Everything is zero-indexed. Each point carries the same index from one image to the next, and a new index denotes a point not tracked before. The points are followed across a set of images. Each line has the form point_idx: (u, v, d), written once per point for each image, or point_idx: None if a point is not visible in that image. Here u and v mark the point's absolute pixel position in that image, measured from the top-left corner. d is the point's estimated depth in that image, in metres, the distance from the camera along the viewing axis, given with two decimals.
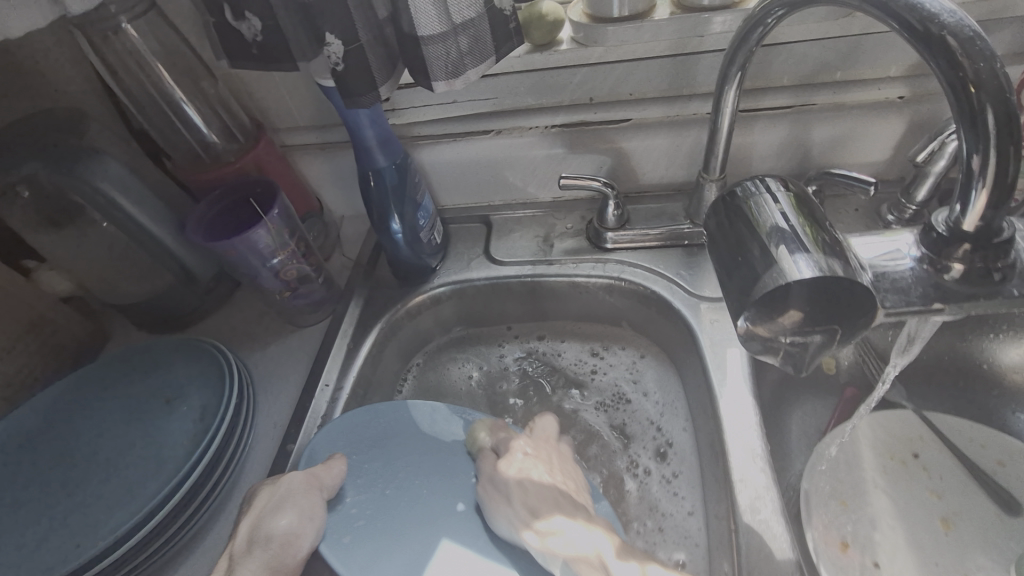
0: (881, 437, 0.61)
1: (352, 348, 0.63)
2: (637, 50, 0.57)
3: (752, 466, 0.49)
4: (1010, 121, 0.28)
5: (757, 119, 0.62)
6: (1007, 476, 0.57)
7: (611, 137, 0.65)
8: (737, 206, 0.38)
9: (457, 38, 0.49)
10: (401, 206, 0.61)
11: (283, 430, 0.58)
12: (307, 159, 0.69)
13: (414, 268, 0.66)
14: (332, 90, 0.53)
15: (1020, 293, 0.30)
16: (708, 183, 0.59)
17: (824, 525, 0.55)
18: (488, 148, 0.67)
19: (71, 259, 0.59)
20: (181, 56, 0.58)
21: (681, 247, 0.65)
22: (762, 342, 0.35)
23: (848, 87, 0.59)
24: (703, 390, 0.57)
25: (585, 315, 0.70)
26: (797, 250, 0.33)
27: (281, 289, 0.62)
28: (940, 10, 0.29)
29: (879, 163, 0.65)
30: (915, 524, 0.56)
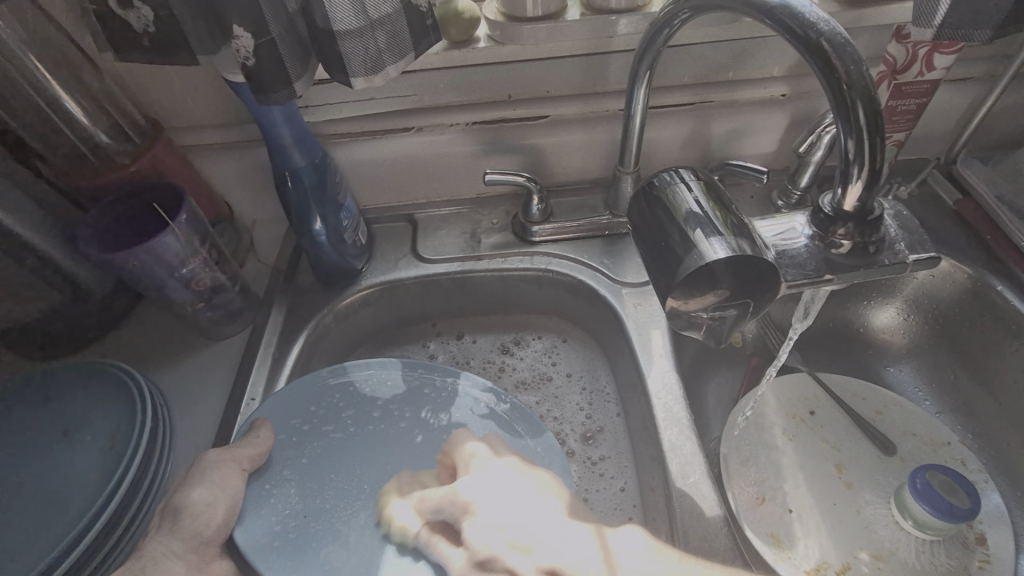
0: (784, 400, 0.68)
1: (278, 359, 0.60)
2: (552, 49, 0.60)
3: (679, 435, 0.53)
4: (877, 114, 0.32)
5: (663, 116, 0.67)
6: (884, 422, 0.66)
7: (532, 133, 0.67)
8: (656, 195, 0.41)
9: (375, 35, 0.48)
10: (321, 206, 0.59)
11: (206, 450, 0.54)
12: (212, 161, 0.65)
13: (339, 270, 0.64)
14: (241, 86, 0.50)
15: (891, 261, 0.35)
16: (624, 175, 0.63)
17: (742, 482, 0.61)
18: (409, 146, 0.66)
19: None
20: (56, 47, 0.52)
21: (603, 236, 0.69)
22: (685, 318, 0.38)
23: (739, 86, 0.65)
24: (631, 368, 0.60)
25: (507, 308, 0.71)
26: (712, 233, 0.36)
27: (191, 300, 0.57)
28: (817, 19, 0.33)
29: (769, 154, 0.73)
30: (817, 473, 0.63)
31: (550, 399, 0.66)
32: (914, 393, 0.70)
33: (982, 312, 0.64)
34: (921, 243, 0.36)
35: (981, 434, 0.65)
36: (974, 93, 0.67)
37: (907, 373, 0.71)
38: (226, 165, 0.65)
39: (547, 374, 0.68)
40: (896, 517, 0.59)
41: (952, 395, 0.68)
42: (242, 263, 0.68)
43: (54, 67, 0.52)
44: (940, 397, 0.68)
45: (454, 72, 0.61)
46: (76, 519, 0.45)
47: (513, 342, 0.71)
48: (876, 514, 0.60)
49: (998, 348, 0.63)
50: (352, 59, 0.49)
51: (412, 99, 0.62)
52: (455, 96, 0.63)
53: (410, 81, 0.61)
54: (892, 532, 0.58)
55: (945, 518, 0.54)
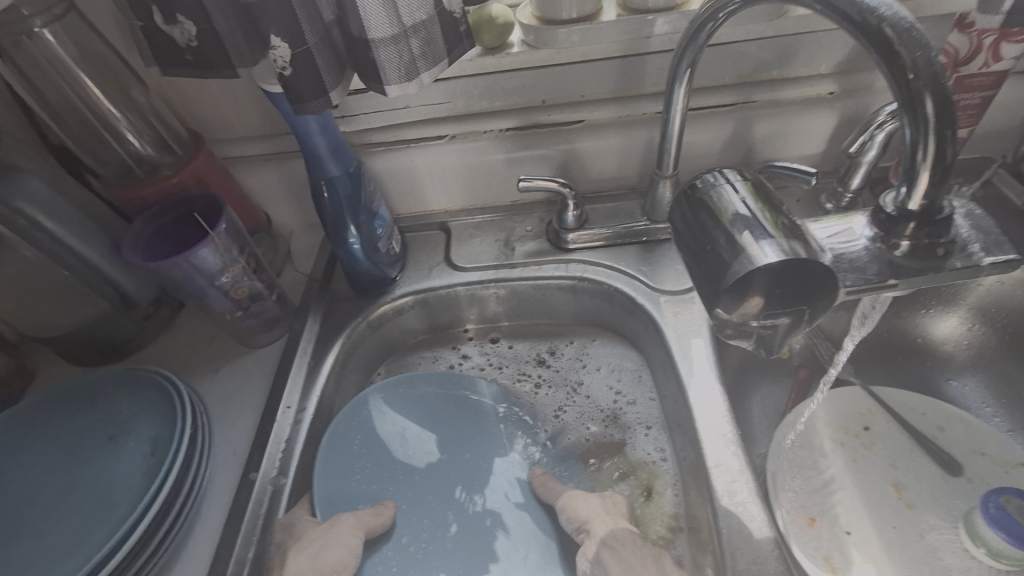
0: (837, 415, 0.64)
1: (313, 366, 0.60)
2: (587, 52, 0.59)
3: (725, 451, 0.50)
4: (947, 105, 0.30)
5: (702, 117, 0.65)
6: (947, 439, 0.62)
7: (565, 138, 0.65)
8: (699, 198, 0.39)
9: (410, 41, 0.48)
10: (356, 215, 0.59)
11: (243, 457, 0.54)
12: (251, 171, 0.66)
13: (373, 279, 0.64)
14: (278, 96, 0.51)
15: (963, 266, 0.32)
16: (662, 180, 0.61)
17: (792, 501, 0.57)
18: (442, 154, 0.66)
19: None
20: (105, 63, 0.54)
21: (640, 243, 0.67)
22: (733, 329, 0.36)
23: (784, 84, 0.63)
24: (671, 379, 0.58)
25: (542, 312, 0.69)
26: (762, 236, 0.34)
27: (231, 308, 0.58)
28: (878, 5, 0.31)
29: (816, 155, 0.69)
30: (872, 492, 0.59)
31: (588, 401, 0.63)
32: (981, 410, 0.65)
33: None
34: (999, 244, 0.33)
35: None
36: None
37: (972, 387, 0.66)
38: (265, 175, 0.66)
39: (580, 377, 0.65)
40: (966, 544, 0.54)
41: None
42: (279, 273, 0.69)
43: (101, 82, 0.54)
44: (1011, 413, 0.63)
45: (487, 78, 0.60)
46: (119, 523, 0.46)
47: (546, 348, 0.69)
48: (942, 540, 0.55)
49: None
50: (386, 65, 0.49)
51: (446, 106, 0.62)
52: (489, 102, 0.62)
53: (443, 88, 0.61)
54: (961, 560, 0.54)
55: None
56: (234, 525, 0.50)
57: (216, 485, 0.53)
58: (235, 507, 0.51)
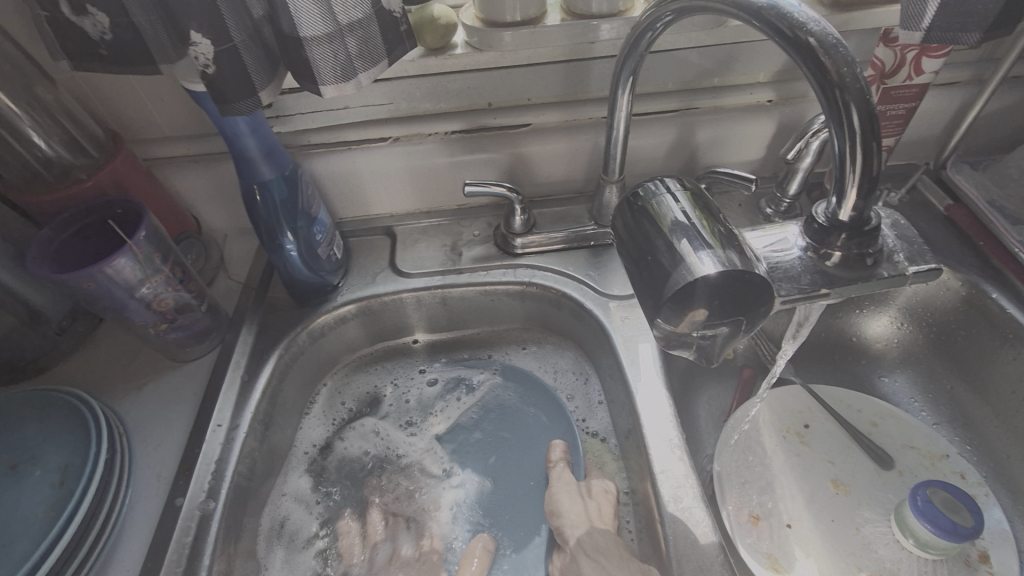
0: (778, 413, 0.66)
1: (247, 381, 0.56)
2: (532, 56, 0.58)
3: (671, 457, 0.50)
4: (872, 118, 0.30)
5: (646, 122, 0.65)
6: (880, 434, 0.64)
7: (511, 142, 0.64)
8: (641, 206, 0.39)
9: (346, 41, 0.46)
10: (293, 221, 0.56)
11: (168, 481, 0.51)
12: (179, 174, 0.62)
13: (313, 287, 0.61)
14: (203, 96, 0.48)
15: (889, 275, 0.33)
16: (608, 185, 0.61)
17: (736, 499, 0.59)
18: (386, 157, 0.64)
19: None
20: (5, 56, 0.49)
21: (588, 247, 0.66)
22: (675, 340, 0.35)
23: (724, 91, 0.64)
24: (618, 384, 0.58)
25: (490, 319, 0.68)
26: (701, 246, 0.34)
27: (155, 321, 0.54)
28: (807, 20, 0.31)
29: (756, 160, 0.71)
30: (812, 488, 0.61)
31: (528, 411, 0.63)
32: (910, 405, 0.68)
33: (977, 321, 0.62)
34: (921, 254, 0.34)
35: (980, 446, 0.62)
36: (963, 97, 0.66)
37: (901, 384, 0.69)
38: (194, 178, 0.62)
39: (523, 384, 0.65)
40: (897, 535, 0.56)
41: (948, 406, 0.66)
42: (211, 281, 0.65)
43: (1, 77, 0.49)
44: (936, 408, 0.66)
45: (431, 80, 0.58)
46: (20, 562, 0.41)
47: (488, 355, 0.68)
48: (876, 533, 0.57)
49: (993, 358, 0.61)
50: (321, 66, 0.46)
51: (388, 107, 0.60)
52: (433, 105, 0.61)
53: (385, 88, 0.59)
54: (893, 551, 0.56)
55: (947, 538, 0.52)
56: (157, 555, 0.46)
57: (138, 513, 0.49)
58: (159, 536, 0.47)
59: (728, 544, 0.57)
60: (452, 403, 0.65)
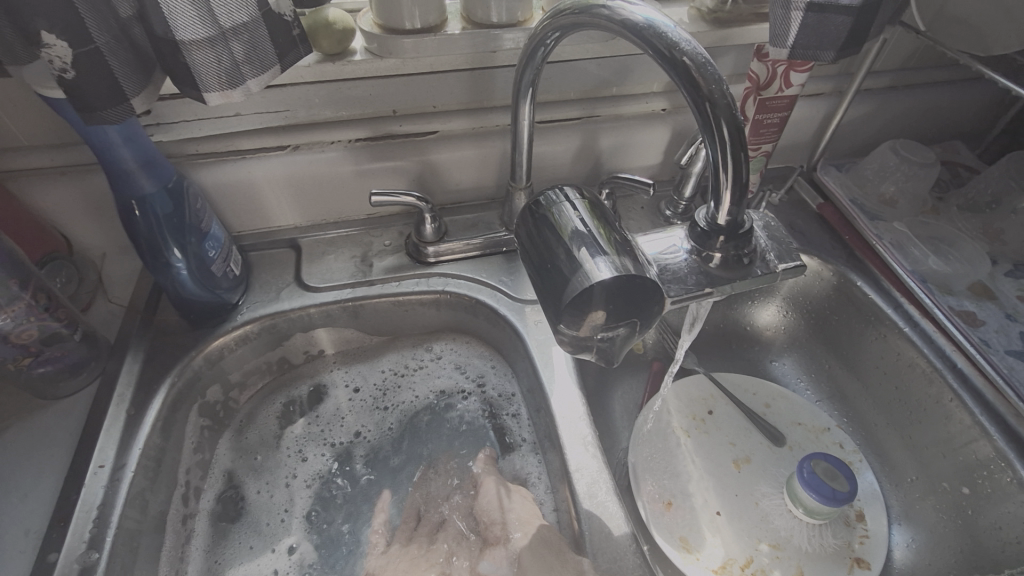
0: (684, 401, 0.70)
1: (133, 414, 0.51)
2: (435, 63, 0.58)
3: (585, 454, 0.52)
4: (740, 132, 0.33)
5: (552, 130, 0.67)
6: (773, 414, 0.70)
7: (418, 150, 0.64)
8: (542, 215, 0.40)
9: (230, 45, 0.43)
10: (180, 237, 0.52)
11: (39, 535, 0.45)
12: (39, 189, 0.55)
13: (208, 306, 0.57)
14: (61, 103, 0.43)
15: (763, 272, 0.36)
16: (517, 192, 0.62)
17: (650, 487, 0.62)
18: (284, 166, 0.61)
19: None
20: None
21: (501, 253, 0.67)
22: (576, 342, 0.36)
23: (622, 100, 0.67)
24: (534, 387, 0.59)
25: (405, 328, 0.67)
26: (597, 253, 0.35)
27: (15, 356, 0.48)
28: (680, 40, 0.33)
29: (655, 166, 0.75)
30: (716, 469, 0.65)
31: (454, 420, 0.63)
32: (797, 384, 0.75)
33: (846, 306, 0.70)
34: (788, 252, 0.37)
35: (855, 418, 0.70)
36: (827, 107, 0.74)
37: (790, 366, 0.76)
38: (61, 193, 0.56)
39: (439, 392, 0.65)
40: (790, 506, 0.62)
41: (828, 384, 0.73)
42: (87, 307, 0.58)
43: None
44: (818, 386, 0.74)
45: (329, 87, 0.56)
46: None
47: (404, 362, 0.67)
48: (773, 505, 0.63)
49: (861, 338, 0.69)
50: (202, 72, 0.43)
51: (284, 114, 0.57)
52: (334, 111, 0.59)
53: (280, 94, 0.56)
54: (787, 520, 0.61)
55: (829, 503, 0.57)
56: None
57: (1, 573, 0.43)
58: None
59: (642, 531, 0.60)
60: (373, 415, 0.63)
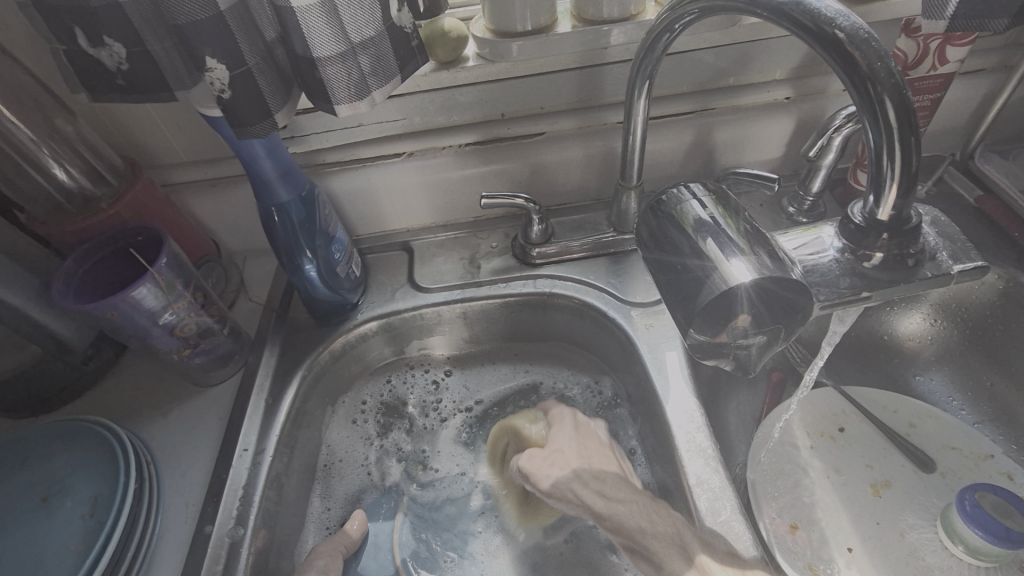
0: (810, 416, 0.64)
1: (272, 403, 0.56)
2: (545, 64, 0.57)
3: (706, 469, 0.49)
4: (909, 114, 0.29)
5: (663, 126, 0.64)
6: (919, 436, 0.62)
7: (526, 151, 0.64)
8: (666, 211, 0.38)
9: (358, 59, 0.46)
10: (313, 241, 0.56)
11: (197, 507, 0.50)
12: (196, 198, 0.62)
13: (333, 306, 0.61)
14: (219, 120, 0.48)
15: (934, 275, 0.32)
16: (627, 191, 0.60)
17: (772, 508, 0.57)
18: (400, 172, 0.63)
19: None
20: (27, 93, 0.50)
21: (607, 255, 0.65)
22: (714, 347, 0.36)
23: (741, 91, 0.63)
24: (646, 395, 0.56)
25: (513, 331, 0.67)
26: (733, 253, 0.33)
27: (178, 347, 0.54)
28: (835, 14, 0.30)
29: (776, 159, 0.70)
30: (850, 493, 0.59)
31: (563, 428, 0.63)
32: (948, 404, 0.66)
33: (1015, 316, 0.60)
34: (965, 251, 0.32)
35: None
36: (988, 85, 0.64)
37: (938, 382, 0.67)
38: (213, 202, 0.62)
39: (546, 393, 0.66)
40: (945, 542, 0.54)
41: (989, 404, 0.63)
42: (232, 304, 0.65)
43: (26, 117, 0.51)
44: (977, 406, 0.64)
45: (443, 94, 0.58)
46: None
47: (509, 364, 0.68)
48: (923, 539, 0.55)
49: None
50: (335, 86, 0.46)
51: (402, 123, 0.60)
52: (446, 118, 0.60)
53: (398, 104, 0.58)
54: (941, 558, 0.54)
55: (999, 544, 0.49)
56: None
57: (168, 540, 0.49)
58: (190, 564, 0.47)
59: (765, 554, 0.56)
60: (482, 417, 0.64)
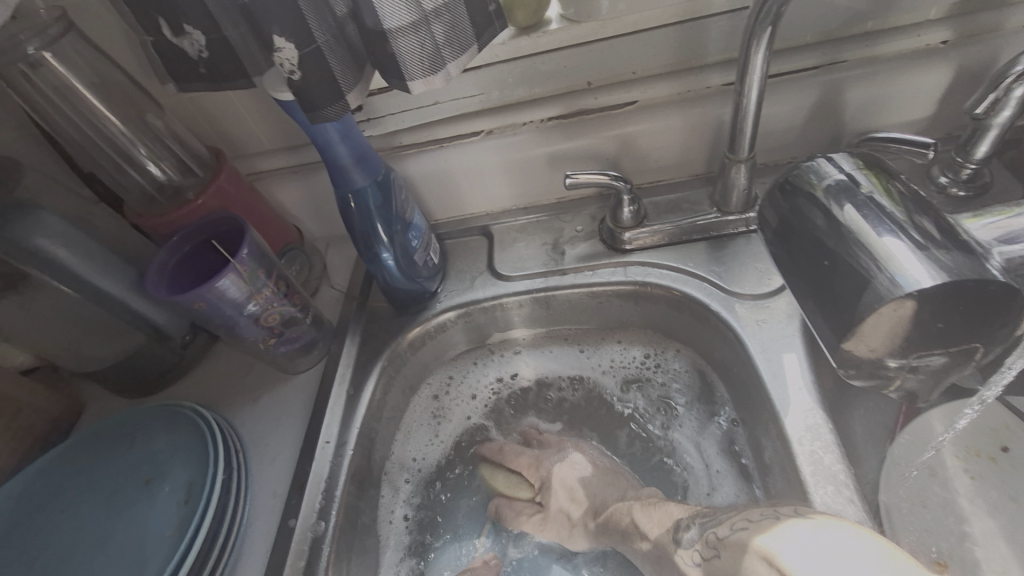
0: (963, 431, 0.52)
1: (353, 394, 0.55)
2: (639, 21, 0.50)
3: (836, 497, 0.41)
4: None
5: (781, 85, 0.55)
6: None
7: (615, 123, 0.57)
8: (804, 197, 0.36)
9: (432, 28, 0.41)
10: (389, 227, 0.54)
11: (283, 497, 0.51)
12: (279, 186, 0.62)
13: (412, 295, 0.59)
14: (292, 105, 0.46)
15: None
16: (735, 165, 0.51)
17: (914, 540, 0.48)
18: (479, 152, 0.59)
19: (40, 332, 0.53)
20: (118, 87, 0.52)
21: (709, 238, 0.57)
22: (869, 369, 0.33)
23: (882, 38, 0.52)
24: (756, 401, 0.49)
25: (600, 322, 0.62)
26: (900, 244, 0.31)
27: (263, 336, 0.54)
28: None
29: (924, 119, 0.58)
30: (1020, 531, 0.47)
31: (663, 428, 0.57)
32: None
33: None
34: None
35: None
36: None
37: None
38: (295, 189, 0.62)
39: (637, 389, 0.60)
40: None
41: None
42: (315, 292, 0.65)
43: (119, 111, 0.52)
44: None
45: (524, 64, 0.53)
46: None
47: (596, 356, 0.62)
48: None
49: None
50: (408, 60, 0.42)
51: (479, 98, 0.55)
52: (527, 90, 0.55)
53: (476, 78, 0.54)
54: None
55: None
56: (275, 571, 0.47)
57: (257, 527, 0.50)
58: (277, 554, 0.47)
59: None
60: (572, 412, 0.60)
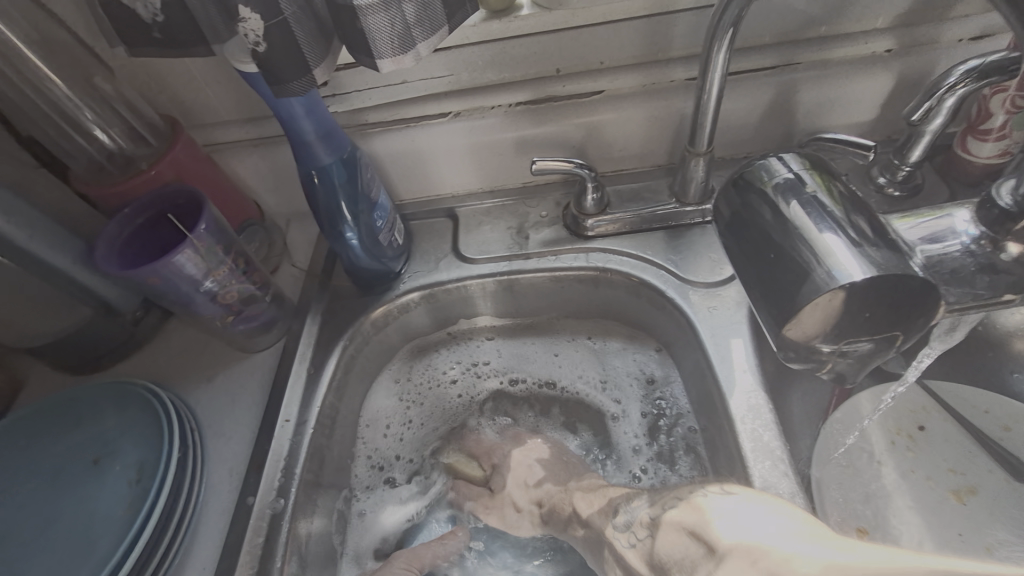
0: (889, 412, 0.58)
1: (314, 372, 0.55)
2: (609, 12, 0.51)
3: (773, 471, 0.45)
4: None
5: (740, 82, 0.57)
6: (1015, 441, 0.54)
7: (583, 111, 0.58)
8: (757, 194, 0.38)
9: (403, 7, 0.41)
10: (354, 207, 0.53)
11: (241, 475, 0.51)
12: (237, 160, 0.60)
13: (376, 275, 0.59)
14: (256, 77, 0.44)
15: None
16: (694, 158, 0.53)
17: (839, 512, 0.52)
18: (446, 134, 0.59)
19: None
20: (64, 49, 0.49)
21: (668, 228, 0.60)
22: (802, 351, 0.39)
23: (832, 43, 0.55)
24: (706, 383, 0.52)
25: (560, 306, 0.63)
26: (839, 243, 0.34)
27: (221, 314, 0.53)
28: None
29: (868, 122, 0.61)
30: (930, 504, 0.53)
31: (623, 413, 0.59)
32: None
33: None
34: None
35: None
36: None
37: None
38: (256, 163, 0.60)
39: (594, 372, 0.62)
40: None
41: None
42: (275, 269, 0.64)
43: (67, 75, 0.50)
44: None
45: (493, 47, 0.53)
46: (105, 558, 0.43)
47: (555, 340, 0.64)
48: (1013, 558, 0.50)
49: None
50: (377, 37, 0.42)
51: (448, 79, 0.55)
52: (496, 74, 0.55)
53: (445, 58, 0.53)
54: None
55: None
56: (233, 549, 0.47)
57: (213, 506, 0.49)
58: (235, 532, 0.47)
59: None
60: (539, 395, 0.61)
